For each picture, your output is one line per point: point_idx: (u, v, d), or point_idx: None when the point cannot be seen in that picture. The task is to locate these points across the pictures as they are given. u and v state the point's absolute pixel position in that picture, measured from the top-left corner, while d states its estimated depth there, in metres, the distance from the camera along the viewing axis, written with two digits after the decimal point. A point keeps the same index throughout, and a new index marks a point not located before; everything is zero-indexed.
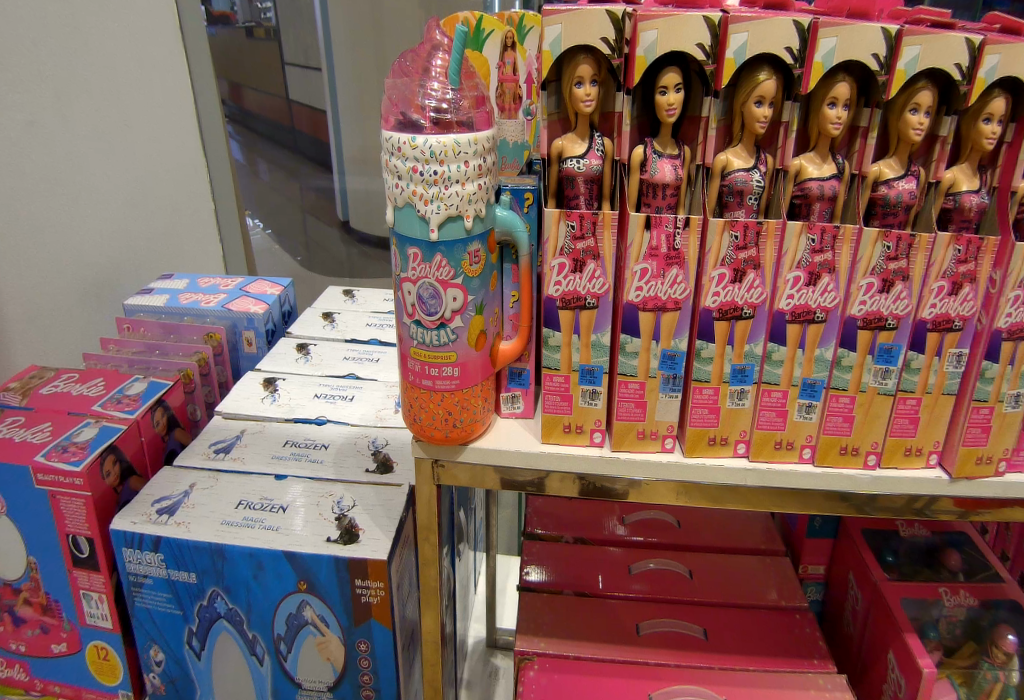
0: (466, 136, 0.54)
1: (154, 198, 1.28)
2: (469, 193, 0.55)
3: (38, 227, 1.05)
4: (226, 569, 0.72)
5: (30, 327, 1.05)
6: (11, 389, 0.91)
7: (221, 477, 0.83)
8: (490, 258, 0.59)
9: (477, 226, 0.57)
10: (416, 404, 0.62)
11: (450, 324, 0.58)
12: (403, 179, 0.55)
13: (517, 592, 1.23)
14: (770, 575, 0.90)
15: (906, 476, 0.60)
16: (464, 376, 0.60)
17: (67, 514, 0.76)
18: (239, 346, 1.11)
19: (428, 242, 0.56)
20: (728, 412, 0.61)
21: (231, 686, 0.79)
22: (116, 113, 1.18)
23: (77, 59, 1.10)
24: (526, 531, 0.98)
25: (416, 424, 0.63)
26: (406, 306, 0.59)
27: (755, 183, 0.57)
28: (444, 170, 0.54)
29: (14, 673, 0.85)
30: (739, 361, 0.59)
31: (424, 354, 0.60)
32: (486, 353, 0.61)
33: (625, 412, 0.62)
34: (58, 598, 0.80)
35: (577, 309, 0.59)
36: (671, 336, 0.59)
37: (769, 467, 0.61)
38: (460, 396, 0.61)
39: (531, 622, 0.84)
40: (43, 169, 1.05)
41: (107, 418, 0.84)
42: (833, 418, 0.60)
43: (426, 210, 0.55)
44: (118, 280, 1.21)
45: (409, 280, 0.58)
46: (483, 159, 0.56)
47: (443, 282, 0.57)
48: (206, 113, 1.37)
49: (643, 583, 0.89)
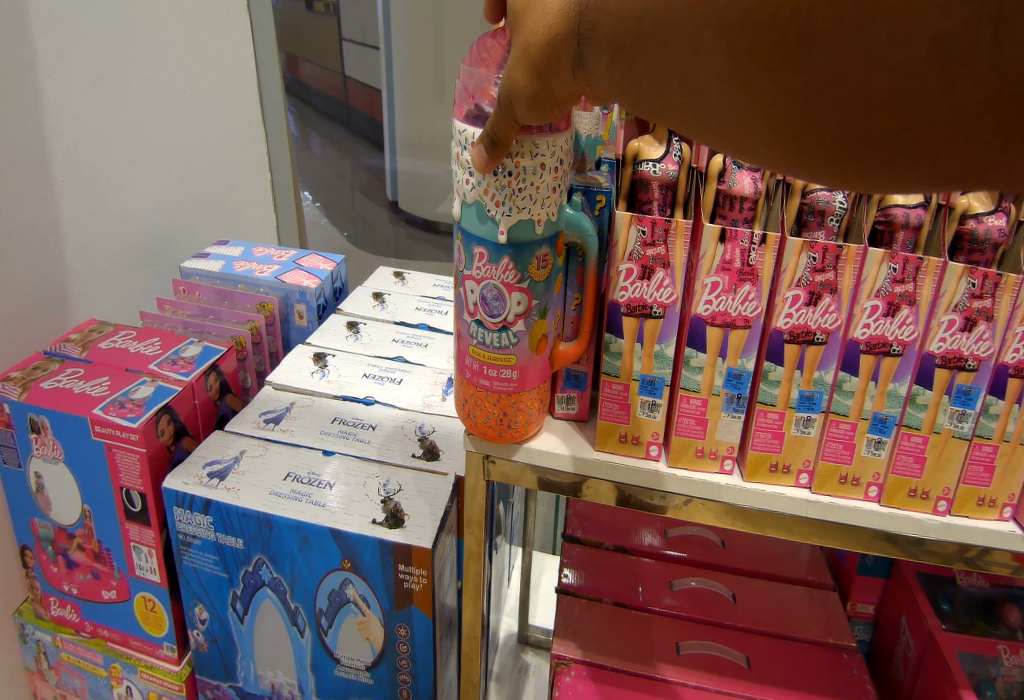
0: (546, 137, 0.53)
1: (211, 166, 1.28)
2: (543, 197, 0.54)
3: (98, 187, 1.03)
4: (272, 539, 0.74)
5: (88, 282, 1.04)
6: (72, 342, 0.94)
7: (271, 447, 0.85)
8: (556, 262, 0.58)
9: (548, 230, 0.56)
10: (471, 400, 0.63)
11: (512, 327, 0.58)
12: (475, 176, 0.54)
13: (551, 590, 1.24)
14: (816, 610, 0.95)
15: (978, 527, 0.58)
16: (521, 378, 0.60)
17: (121, 466, 0.79)
18: (291, 318, 1.13)
19: (495, 244, 0.55)
20: (793, 439, 0.60)
21: (272, 653, 0.81)
22: (179, 79, 1.17)
23: (141, 19, 1.08)
24: (567, 534, 1.06)
25: (470, 420, 0.64)
26: (468, 305, 0.59)
27: (838, 204, 0.56)
28: (518, 172, 0.53)
29: (67, 613, 0.89)
30: (808, 388, 0.58)
31: (482, 351, 0.60)
32: (545, 356, 0.61)
33: (685, 428, 0.61)
34: (110, 548, 0.83)
35: (642, 317, 0.59)
36: (738, 353, 0.58)
37: (832, 501, 0.60)
38: (514, 398, 0.61)
39: (571, 626, 0.92)
40: (103, 128, 1.03)
41: (163, 378, 0.87)
42: (903, 458, 0.58)
43: (498, 213, 0.54)
44: (170, 245, 1.20)
45: (473, 279, 0.58)
46: (560, 161, 0.54)
47: (508, 286, 0.56)
48: (265, 82, 1.37)
49: (682, 601, 0.96)
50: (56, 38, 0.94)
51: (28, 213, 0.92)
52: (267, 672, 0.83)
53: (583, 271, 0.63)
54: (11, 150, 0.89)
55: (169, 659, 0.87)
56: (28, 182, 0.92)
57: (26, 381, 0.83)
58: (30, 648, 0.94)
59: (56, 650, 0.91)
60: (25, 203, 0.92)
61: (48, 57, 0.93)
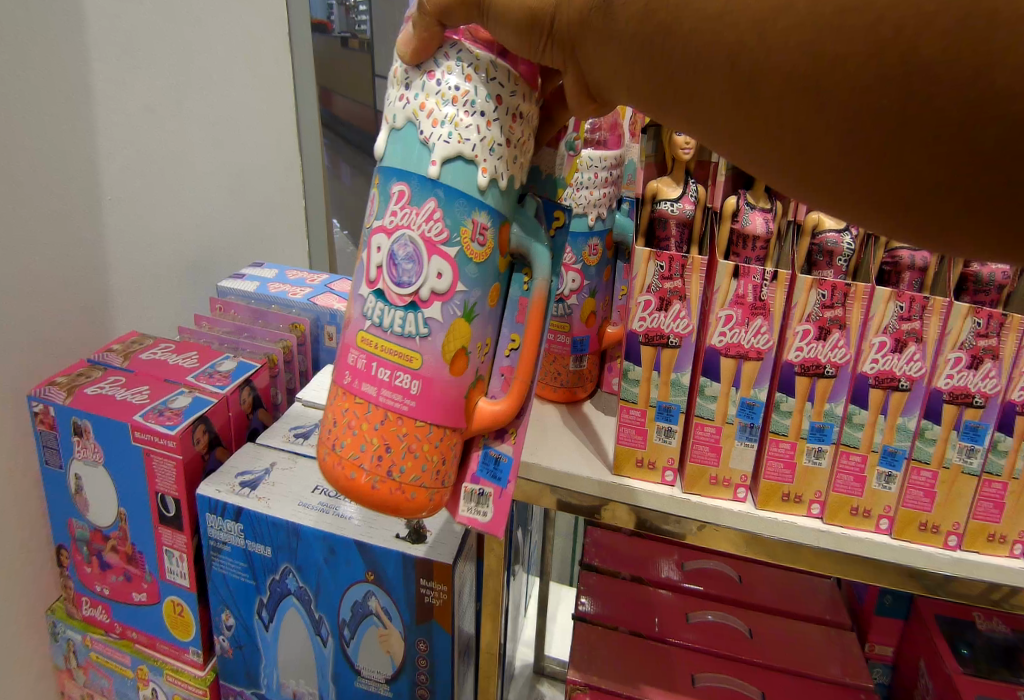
0: (507, 71, 0.49)
1: (253, 190, 1.33)
2: (490, 137, 0.49)
3: (145, 207, 1.08)
4: (300, 547, 0.77)
5: (135, 294, 1.08)
6: (114, 351, 0.98)
7: (298, 460, 0.89)
8: (494, 241, 0.51)
9: (490, 187, 0.49)
10: (345, 414, 0.52)
11: (424, 309, 0.49)
12: (412, 92, 0.49)
13: (567, 619, 1.24)
14: (834, 650, 0.94)
15: (987, 561, 0.58)
16: (419, 396, 0.51)
17: (158, 472, 0.83)
18: (320, 339, 1.11)
19: (423, 184, 0.48)
20: (805, 470, 0.61)
21: (294, 663, 0.84)
22: (224, 107, 1.23)
23: (193, 52, 1.14)
24: (584, 561, 1.07)
25: (341, 446, 0.52)
26: (373, 269, 0.50)
27: (846, 246, 0.58)
28: (465, 94, 0.48)
29: (98, 613, 0.93)
30: (819, 419, 0.60)
31: (374, 343, 0.50)
32: (455, 383, 0.52)
33: (699, 454, 0.63)
34: (143, 551, 0.87)
35: (660, 346, 0.62)
36: (751, 385, 0.60)
37: (844, 531, 0.61)
38: (404, 424, 0.51)
39: (586, 653, 0.93)
40: (155, 152, 1.08)
41: (200, 390, 0.91)
42: (913, 492, 0.59)
43: (433, 134, 0.48)
44: (212, 264, 1.25)
45: (386, 228, 0.49)
46: (513, 108, 0.50)
47: (426, 246, 0.48)
48: (304, 113, 1.44)
49: (699, 634, 0.96)
50: (112, 69, 0.99)
51: (77, 233, 0.96)
52: (289, 681, 0.85)
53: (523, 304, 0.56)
54: (65, 172, 0.93)
55: (193, 664, 0.89)
56: (79, 203, 0.96)
57: (71, 387, 0.88)
58: (61, 646, 0.97)
59: (86, 650, 0.95)
60: (75, 222, 0.96)
61: (104, 87, 0.98)
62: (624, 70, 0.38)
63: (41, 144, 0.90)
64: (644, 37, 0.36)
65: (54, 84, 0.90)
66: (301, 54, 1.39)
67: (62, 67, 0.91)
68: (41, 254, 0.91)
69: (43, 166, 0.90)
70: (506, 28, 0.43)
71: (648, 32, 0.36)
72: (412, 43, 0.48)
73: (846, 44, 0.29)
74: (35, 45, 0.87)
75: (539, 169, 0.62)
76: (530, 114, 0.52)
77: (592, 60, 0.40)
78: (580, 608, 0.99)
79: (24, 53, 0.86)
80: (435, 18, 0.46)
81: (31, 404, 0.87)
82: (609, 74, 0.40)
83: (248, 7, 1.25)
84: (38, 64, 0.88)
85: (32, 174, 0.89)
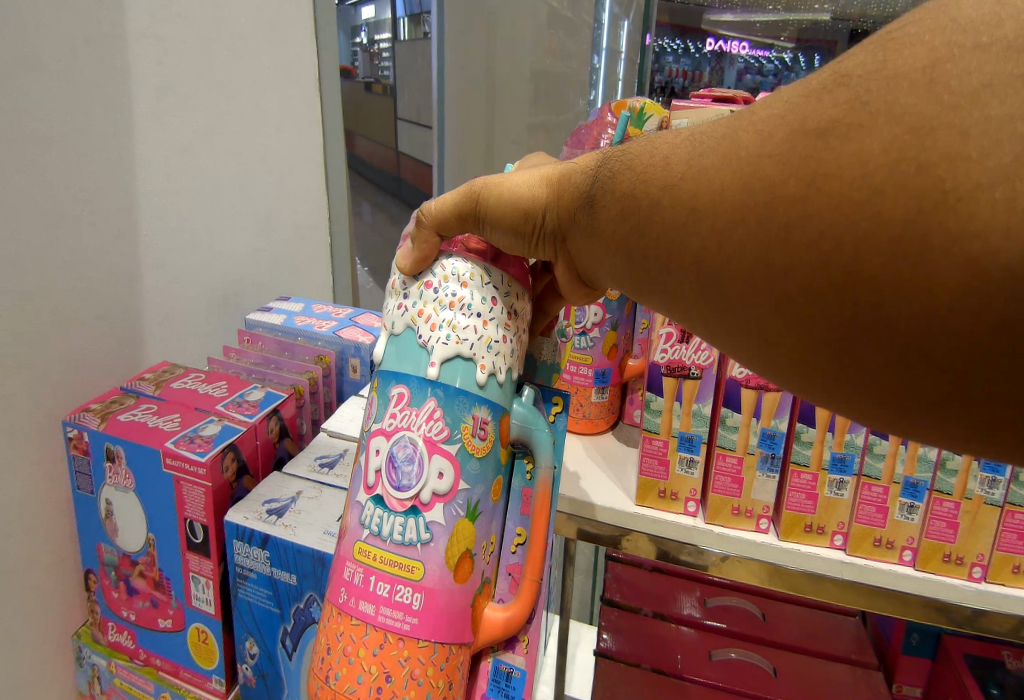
0: (500, 275, 0.63)
1: (281, 226, 1.38)
2: (487, 337, 0.61)
3: (181, 243, 1.13)
4: (324, 575, 0.79)
5: (164, 326, 1.12)
6: (147, 379, 1.01)
7: (325, 490, 0.90)
8: (493, 438, 0.61)
9: (485, 385, 0.60)
10: (340, 640, 0.58)
11: (425, 512, 0.57)
12: (410, 302, 0.62)
13: (587, 659, 1.23)
14: (861, 691, 0.93)
15: (948, 582, 0.70)
16: (418, 610, 0.57)
17: (187, 499, 0.85)
18: (345, 371, 1.14)
19: (423, 392, 0.59)
20: (827, 500, 0.73)
21: None
22: (256, 148, 1.28)
23: (228, 96, 1.20)
24: (605, 596, 1.07)
25: (333, 681, 0.58)
26: (375, 471, 0.59)
27: None
28: (460, 299, 0.61)
29: (124, 639, 0.94)
30: (841, 450, 0.72)
31: (372, 555, 0.58)
32: (453, 588, 0.59)
33: (722, 485, 0.75)
34: (170, 577, 0.88)
35: (681, 377, 0.75)
36: (771, 415, 0.73)
37: (866, 562, 0.72)
38: (405, 645, 0.57)
39: (607, 690, 0.95)
40: (189, 190, 1.14)
41: (229, 418, 0.92)
42: (936, 523, 0.70)
43: (432, 338, 0.60)
44: (240, 297, 1.29)
45: (387, 432, 0.59)
46: (501, 310, 0.62)
47: (427, 452, 0.58)
48: (332, 153, 1.50)
49: (721, 672, 0.96)
50: (151, 113, 1.05)
51: (115, 265, 1.01)
52: None
53: (528, 493, 0.68)
54: (106, 207, 0.98)
55: (216, 692, 0.90)
56: (118, 237, 1.01)
57: (105, 413, 0.91)
58: (85, 672, 0.98)
59: (110, 675, 0.96)
60: (112, 255, 1.00)
61: (144, 129, 1.04)
62: (615, 258, 0.56)
63: (86, 183, 0.95)
64: (626, 234, 0.54)
65: (99, 126, 0.96)
66: (330, 97, 1.46)
67: (107, 110, 0.97)
68: (82, 284, 0.96)
69: (87, 201, 0.95)
70: (504, 230, 0.61)
71: (628, 233, 0.54)
72: (412, 260, 0.63)
73: (789, 249, 0.43)
74: (83, 92, 0.93)
75: (535, 357, 0.74)
76: (525, 309, 0.66)
77: (580, 250, 0.60)
78: (600, 644, 0.99)
79: (75, 98, 0.92)
80: (432, 230, 0.62)
81: (66, 430, 0.90)
82: (597, 261, 0.59)
83: (281, 54, 1.31)
84: (85, 107, 0.94)
85: (77, 209, 0.94)
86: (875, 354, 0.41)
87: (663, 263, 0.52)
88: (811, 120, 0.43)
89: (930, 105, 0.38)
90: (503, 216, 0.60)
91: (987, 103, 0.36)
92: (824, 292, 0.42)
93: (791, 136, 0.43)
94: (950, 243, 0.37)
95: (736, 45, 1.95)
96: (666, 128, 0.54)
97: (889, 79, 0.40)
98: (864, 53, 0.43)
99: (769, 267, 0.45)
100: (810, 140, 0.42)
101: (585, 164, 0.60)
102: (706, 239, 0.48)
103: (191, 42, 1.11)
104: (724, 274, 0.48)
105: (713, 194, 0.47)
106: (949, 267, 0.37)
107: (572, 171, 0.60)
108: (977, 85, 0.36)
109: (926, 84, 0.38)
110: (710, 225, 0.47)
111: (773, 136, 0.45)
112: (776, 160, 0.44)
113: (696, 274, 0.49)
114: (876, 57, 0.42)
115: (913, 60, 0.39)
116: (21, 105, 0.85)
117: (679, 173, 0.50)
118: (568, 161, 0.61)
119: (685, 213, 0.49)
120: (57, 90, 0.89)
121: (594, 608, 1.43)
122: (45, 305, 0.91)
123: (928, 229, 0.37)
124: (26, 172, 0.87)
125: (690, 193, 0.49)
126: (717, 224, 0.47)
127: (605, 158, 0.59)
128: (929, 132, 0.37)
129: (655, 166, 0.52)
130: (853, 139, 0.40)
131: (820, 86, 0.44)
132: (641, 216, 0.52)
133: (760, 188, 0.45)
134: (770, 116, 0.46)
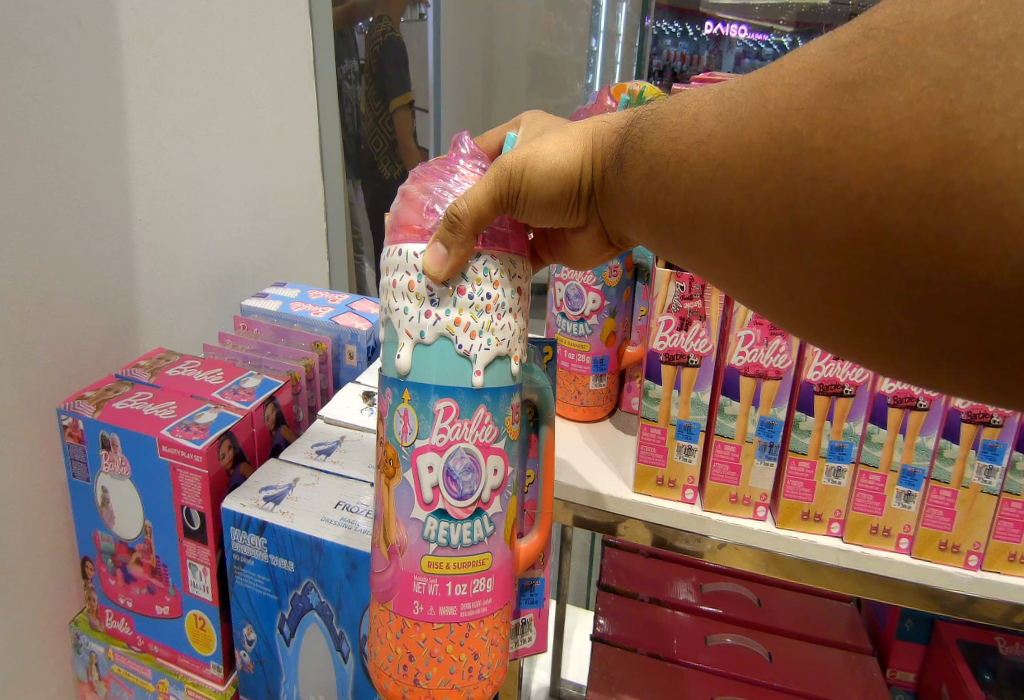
0: (519, 259, 0.61)
1: (275, 212, 1.36)
2: (518, 329, 0.61)
3: (175, 229, 1.12)
4: (322, 563, 0.79)
5: (158, 313, 1.11)
6: (141, 367, 1.00)
7: (322, 477, 0.91)
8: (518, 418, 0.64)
9: (519, 374, 0.62)
10: (424, 646, 0.60)
11: (487, 509, 0.60)
12: (442, 310, 0.58)
13: (584, 644, 1.24)
14: (855, 675, 0.94)
15: (940, 568, 0.70)
16: (491, 591, 0.62)
17: (184, 486, 0.84)
18: (341, 358, 1.14)
19: (474, 401, 0.58)
20: (825, 488, 0.73)
21: (316, 677, 0.85)
22: (250, 132, 1.26)
23: (221, 79, 1.18)
24: (602, 582, 1.08)
25: (428, 682, 0.61)
26: (432, 486, 0.58)
27: None
28: (495, 301, 0.59)
29: (121, 626, 0.94)
30: (839, 438, 0.72)
31: (443, 565, 0.59)
32: (510, 562, 0.64)
33: (720, 473, 0.75)
34: (167, 565, 0.88)
35: (680, 365, 0.75)
36: (770, 403, 0.73)
37: (862, 550, 0.72)
38: (485, 624, 0.62)
39: (604, 675, 0.96)
40: (184, 174, 1.12)
41: (225, 406, 0.92)
42: (934, 511, 0.70)
43: (473, 347, 0.58)
44: (234, 283, 1.28)
45: (439, 448, 0.58)
46: (522, 295, 0.62)
47: (483, 453, 0.59)
48: (326, 136, 1.48)
49: (716, 656, 0.97)
50: (144, 96, 1.03)
51: (108, 252, 0.99)
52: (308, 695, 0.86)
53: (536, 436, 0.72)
54: (98, 192, 0.97)
55: (214, 678, 0.90)
56: (112, 223, 1.00)
57: (99, 401, 0.90)
58: (83, 659, 0.99)
59: (108, 662, 0.96)
60: (106, 241, 0.99)
61: (137, 113, 1.02)
62: (640, 217, 0.56)
63: (78, 168, 0.93)
64: (652, 193, 0.54)
65: (89, 110, 0.94)
66: (325, 79, 1.44)
67: (97, 93, 0.95)
68: (74, 272, 0.95)
69: (80, 185, 0.94)
70: (534, 203, 0.58)
71: (656, 192, 0.53)
72: (443, 254, 0.57)
73: (814, 202, 0.44)
74: (74, 75, 0.91)
75: None
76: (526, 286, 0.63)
77: (607, 210, 0.60)
78: (597, 629, 1.00)
79: (65, 81, 0.90)
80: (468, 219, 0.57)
81: (61, 418, 0.89)
82: (625, 219, 0.59)
83: (274, 35, 1.29)
84: (75, 89, 0.92)
85: (68, 193, 0.92)
86: (895, 308, 0.43)
87: (692, 224, 0.52)
88: (839, 73, 0.43)
89: (956, 58, 0.38)
90: (535, 189, 0.58)
91: (1012, 56, 0.37)
92: (854, 244, 0.43)
93: (820, 90, 0.43)
94: (972, 194, 0.38)
95: (735, 28, 1.90)
96: (695, 85, 0.53)
97: (918, 31, 0.40)
98: (892, 6, 0.43)
99: (790, 215, 0.45)
100: (839, 92, 0.42)
101: (613, 124, 0.59)
102: (732, 193, 0.48)
103: (182, 23, 1.08)
104: (738, 219, 0.48)
105: (741, 145, 0.47)
106: (974, 219, 0.38)
107: (604, 133, 0.59)
108: (1002, 37, 0.37)
109: (951, 36, 0.39)
110: (737, 179, 0.48)
111: (802, 89, 0.44)
112: (805, 114, 0.44)
113: (720, 226, 0.50)
114: (905, 9, 0.42)
115: (941, 11, 0.40)
116: (10, 90, 0.84)
117: (713, 130, 0.49)
118: (591, 122, 0.60)
119: (714, 168, 0.49)
120: (47, 73, 0.88)
121: (591, 592, 1.44)
122: (37, 294, 0.90)
123: (952, 181, 0.38)
124: (17, 159, 0.85)
125: (722, 145, 0.48)
126: (747, 177, 0.47)
127: (636, 117, 0.57)
128: (955, 85, 0.38)
129: (684, 125, 0.52)
130: (880, 93, 0.41)
131: (847, 40, 0.43)
132: (670, 174, 0.52)
133: (788, 138, 0.44)
134: (798, 70, 0.45)
